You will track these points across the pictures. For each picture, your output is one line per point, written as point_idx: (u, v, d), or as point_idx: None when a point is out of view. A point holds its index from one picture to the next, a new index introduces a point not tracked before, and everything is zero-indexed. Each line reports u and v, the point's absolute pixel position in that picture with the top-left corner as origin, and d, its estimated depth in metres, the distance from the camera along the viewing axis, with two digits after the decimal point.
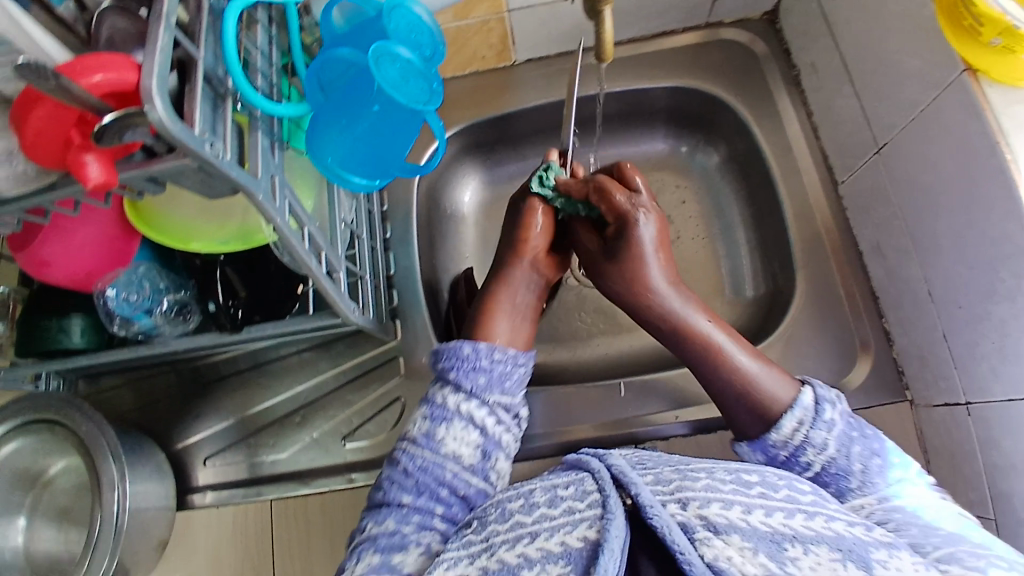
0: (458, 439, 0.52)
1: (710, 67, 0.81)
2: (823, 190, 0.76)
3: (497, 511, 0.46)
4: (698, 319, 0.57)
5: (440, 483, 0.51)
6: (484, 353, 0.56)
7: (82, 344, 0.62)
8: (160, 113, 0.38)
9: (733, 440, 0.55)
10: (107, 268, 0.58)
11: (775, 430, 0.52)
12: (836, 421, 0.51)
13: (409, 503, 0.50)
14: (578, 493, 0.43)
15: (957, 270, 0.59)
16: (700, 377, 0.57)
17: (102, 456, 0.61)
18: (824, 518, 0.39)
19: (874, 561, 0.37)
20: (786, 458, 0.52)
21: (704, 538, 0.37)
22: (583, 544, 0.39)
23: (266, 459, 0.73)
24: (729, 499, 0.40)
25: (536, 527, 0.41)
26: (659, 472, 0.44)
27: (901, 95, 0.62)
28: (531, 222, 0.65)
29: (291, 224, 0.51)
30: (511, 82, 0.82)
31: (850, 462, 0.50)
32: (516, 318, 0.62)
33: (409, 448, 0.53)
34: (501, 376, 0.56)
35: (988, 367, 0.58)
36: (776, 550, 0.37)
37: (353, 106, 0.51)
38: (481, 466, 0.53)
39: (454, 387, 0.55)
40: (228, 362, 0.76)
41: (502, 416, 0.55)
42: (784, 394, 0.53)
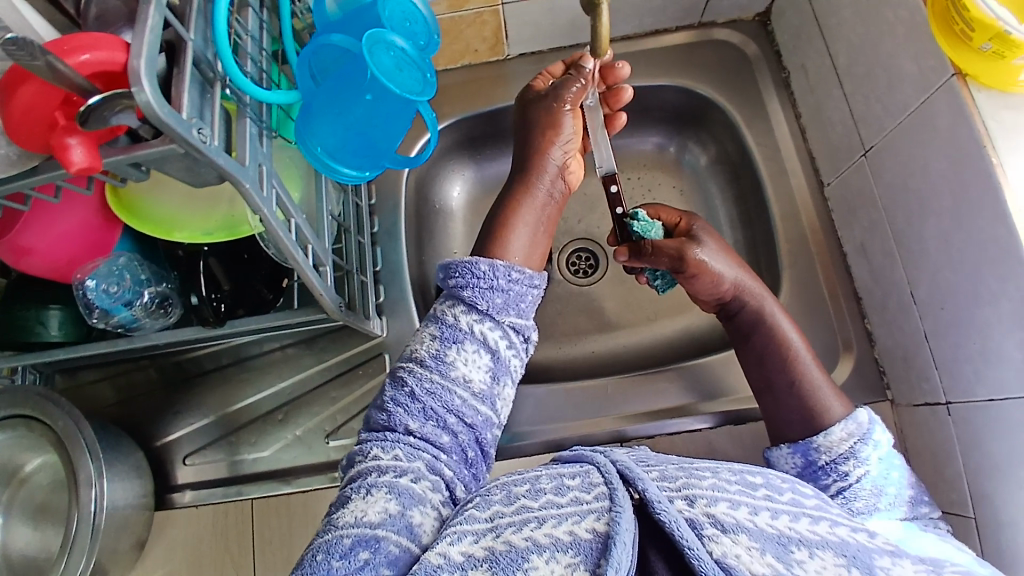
0: (469, 362, 0.51)
1: (701, 67, 0.80)
2: (810, 193, 0.76)
3: (502, 492, 0.45)
4: (784, 326, 0.63)
5: (449, 410, 0.50)
6: (502, 273, 0.53)
7: (60, 338, 0.60)
8: (148, 95, 0.37)
9: (770, 446, 0.59)
10: (87, 258, 0.56)
11: (824, 435, 0.56)
12: (881, 442, 0.56)
13: (417, 429, 0.49)
14: (584, 484, 0.42)
15: (942, 273, 0.59)
16: (764, 370, 0.62)
17: (78, 452, 0.59)
18: (829, 523, 0.39)
19: (878, 568, 0.36)
20: (824, 465, 0.56)
21: (712, 535, 0.37)
22: (592, 535, 0.38)
23: (247, 458, 0.72)
24: (736, 500, 0.39)
25: (543, 514, 0.41)
26: (664, 469, 0.43)
27: (891, 97, 0.62)
28: (560, 121, 0.61)
29: (278, 215, 0.50)
30: (503, 77, 0.80)
31: (884, 483, 0.54)
32: (540, 230, 0.60)
33: (416, 370, 0.51)
34: (519, 297, 0.54)
35: (972, 369, 0.58)
36: (782, 552, 0.36)
37: (348, 94, 0.50)
38: (489, 392, 0.52)
39: (467, 306, 0.52)
40: (209, 357, 0.74)
41: (514, 339, 0.53)
42: (838, 410, 0.58)
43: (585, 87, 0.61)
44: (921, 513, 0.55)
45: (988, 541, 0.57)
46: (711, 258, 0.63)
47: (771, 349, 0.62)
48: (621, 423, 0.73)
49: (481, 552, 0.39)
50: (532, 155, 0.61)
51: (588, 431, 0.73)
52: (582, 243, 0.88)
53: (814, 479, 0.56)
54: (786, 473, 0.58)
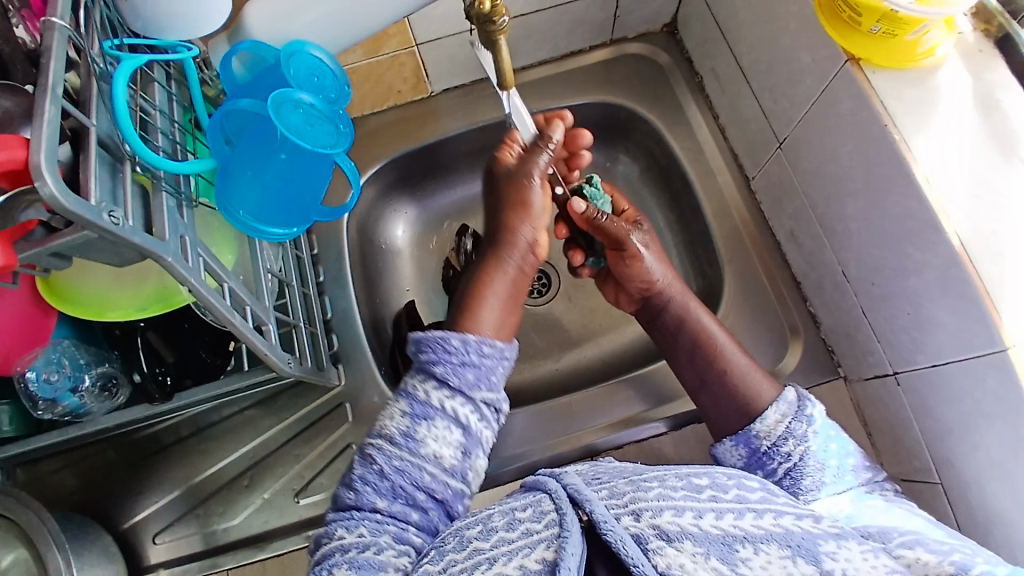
0: (439, 439, 0.52)
1: (617, 82, 0.82)
2: (738, 188, 0.78)
3: (456, 539, 0.45)
4: (709, 324, 0.65)
5: (417, 486, 0.51)
6: (473, 348, 0.55)
7: (12, 431, 0.60)
8: (51, 188, 0.37)
9: (715, 442, 0.60)
10: (24, 350, 0.56)
11: (760, 421, 0.57)
12: (816, 416, 0.57)
13: (384, 507, 0.51)
14: (535, 514, 0.43)
15: (868, 250, 0.61)
16: (696, 368, 0.64)
17: (45, 544, 0.58)
18: (773, 515, 0.40)
19: (824, 555, 0.38)
20: (766, 450, 0.57)
21: (657, 548, 0.38)
22: (541, 565, 0.39)
23: (220, 527, 0.71)
24: (681, 506, 0.40)
25: (494, 553, 0.41)
26: (614, 486, 0.43)
27: (794, 90, 0.64)
28: (529, 194, 0.64)
29: (208, 282, 0.50)
30: (428, 115, 0.82)
31: (825, 456, 0.55)
32: (508, 304, 0.62)
33: (385, 448, 0.52)
34: (489, 371, 0.55)
35: (910, 339, 0.59)
36: (727, 552, 0.38)
37: (262, 155, 0.50)
38: (460, 467, 0.53)
39: (437, 382, 0.54)
40: (167, 431, 0.74)
41: (485, 413, 0.54)
42: (772, 393, 0.60)
43: (549, 160, 0.65)
44: (870, 479, 0.57)
45: (957, 502, 0.58)
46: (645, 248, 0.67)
47: (699, 348, 0.65)
48: (590, 437, 0.73)
49: None
50: (501, 233, 0.64)
51: (556, 452, 0.73)
52: None
53: (761, 465, 0.57)
54: (734, 465, 0.59)
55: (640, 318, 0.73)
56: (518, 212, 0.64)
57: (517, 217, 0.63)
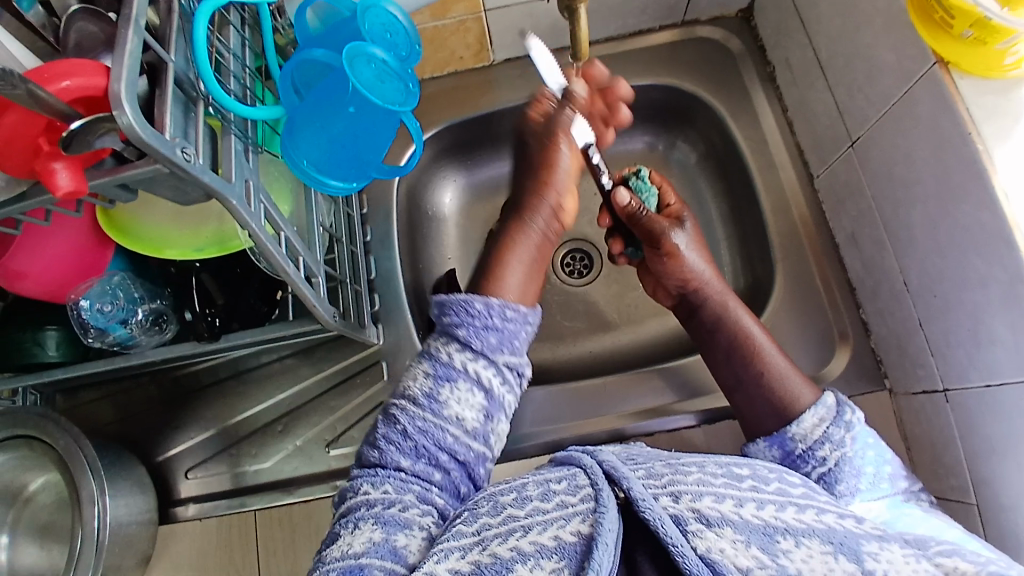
0: (462, 402, 0.51)
1: (685, 64, 0.80)
2: (799, 185, 0.76)
3: (489, 504, 0.45)
4: (753, 328, 0.65)
5: (440, 448, 0.50)
6: (496, 311, 0.54)
7: (58, 358, 0.61)
8: (129, 118, 0.37)
9: (747, 441, 0.58)
10: (80, 280, 0.57)
11: (797, 423, 0.56)
12: (855, 423, 0.55)
13: (408, 467, 0.50)
14: (570, 488, 0.43)
15: (931, 260, 0.59)
16: (733, 367, 0.64)
17: (81, 470, 0.60)
18: (815, 511, 0.40)
19: (866, 554, 0.37)
20: (801, 453, 0.55)
21: (697, 531, 0.37)
22: (576, 538, 0.39)
23: (250, 469, 0.72)
24: (721, 493, 0.40)
25: (529, 522, 0.41)
26: (650, 467, 0.43)
27: (873, 88, 0.62)
28: (557, 153, 0.60)
29: (267, 229, 0.51)
30: (489, 82, 0.81)
31: (862, 463, 0.53)
32: (532, 267, 0.62)
33: (408, 408, 0.51)
34: (512, 335, 0.54)
35: (965, 355, 0.58)
36: (768, 543, 0.37)
37: (330, 108, 0.50)
38: (483, 429, 0.52)
39: (461, 344, 0.53)
40: (207, 371, 0.75)
41: (508, 376, 0.53)
42: (810, 397, 0.59)
43: (575, 115, 0.60)
44: (906, 488, 0.56)
45: (992, 526, 0.57)
46: (685, 245, 0.68)
47: (739, 346, 0.64)
48: (620, 422, 0.73)
49: (467, 566, 0.40)
50: (528, 195, 0.63)
51: (587, 431, 0.73)
52: (576, 243, 0.88)
53: (794, 468, 0.55)
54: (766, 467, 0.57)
55: (679, 314, 0.72)
56: (542, 174, 0.61)
57: (544, 179, 0.61)
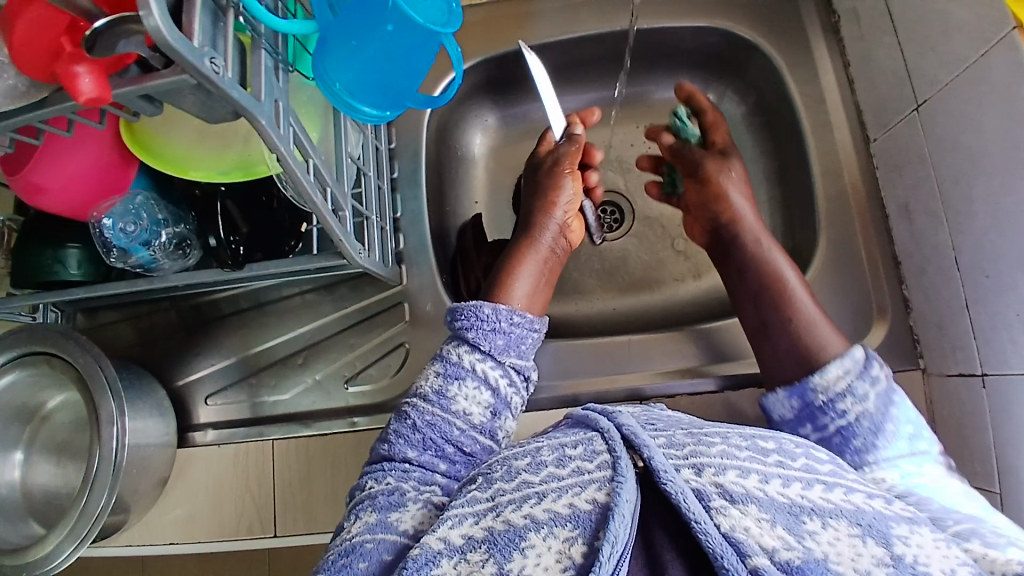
0: (469, 398, 0.55)
1: (744, 8, 0.75)
2: (853, 147, 0.72)
3: (502, 469, 0.44)
4: (787, 274, 0.64)
5: (446, 440, 0.53)
6: (504, 316, 0.58)
7: (80, 276, 0.60)
8: (157, 20, 0.34)
9: (767, 391, 0.59)
10: (101, 198, 0.55)
11: (820, 375, 0.56)
12: (881, 378, 0.55)
13: (414, 458, 0.52)
14: (587, 453, 0.42)
15: (988, 237, 0.56)
16: (761, 313, 0.64)
17: (100, 390, 0.59)
18: (843, 490, 0.38)
19: (895, 537, 0.36)
20: (821, 405, 0.55)
21: (719, 508, 0.36)
22: (592, 506, 0.38)
23: (268, 400, 0.72)
24: (745, 467, 0.38)
25: (543, 488, 0.40)
26: (671, 435, 0.42)
27: (953, 43, 0.57)
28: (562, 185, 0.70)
29: (296, 155, 0.48)
30: (532, 14, 0.76)
31: (883, 419, 0.53)
32: (541, 279, 0.67)
33: (419, 405, 0.54)
34: (519, 339, 0.59)
35: (1008, 338, 0.55)
36: (794, 523, 0.36)
37: (366, 26, 0.47)
38: (489, 425, 0.55)
39: (470, 346, 0.56)
40: (227, 301, 0.74)
41: (514, 378, 0.57)
42: (837, 345, 0.59)
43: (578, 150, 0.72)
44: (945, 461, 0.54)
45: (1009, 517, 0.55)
46: (728, 183, 0.70)
47: (767, 291, 0.64)
48: (641, 382, 0.71)
49: (480, 533, 0.40)
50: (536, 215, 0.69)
51: (606, 389, 0.71)
52: (607, 197, 0.85)
53: (812, 418, 0.56)
54: (782, 415, 0.58)
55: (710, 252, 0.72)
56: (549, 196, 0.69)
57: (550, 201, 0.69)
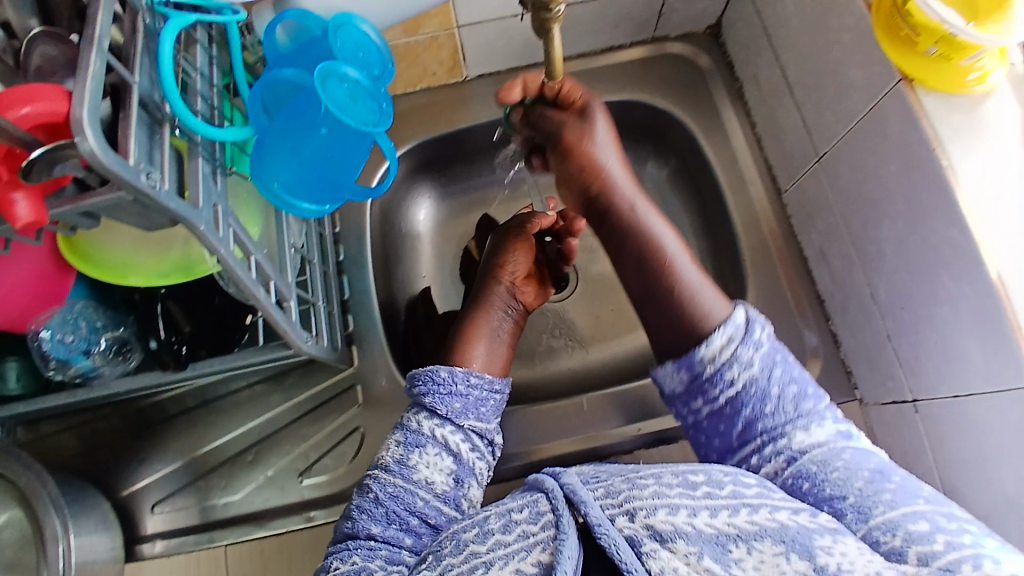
0: (430, 465, 0.55)
1: (657, 81, 0.82)
2: (769, 199, 0.78)
3: (451, 543, 0.45)
4: (665, 235, 0.61)
5: (411, 511, 0.53)
6: (460, 378, 0.59)
7: (18, 390, 0.59)
8: (92, 143, 0.35)
9: (655, 365, 0.57)
10: (40, 308, 0.54)
11: (706, 344, 0.53)
12: (764, 341, 0.53)
13: (379, 533, 0.52)
14: (533, 515, 0.42)
15: (898, 273, 0.61)
16: (642, 279, 0.60)
17: (43, 506, 0.57)
18: (768, 510, 0.39)
19: (818, 549, 0.38)
20: (708, 376, 0.53)
21: (651, 551, 0.38)
22: (536, 569, 0.39)
23: (219, 502, 0.70)
24: (675, 504, 0.40)
25: (490, 556, 0.41)
26: (609, 484, 0.43)
27: (843, 104, 0.63)
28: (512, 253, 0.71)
29: (237, 254, 0.49)
30: (463, 98, 0.81)
31: (769, 385, 0.52)
32: (496, 341, 0.66)
33: (380, 476, 0.55)
34: (477, 401, 0.59)
35: (933, 367, 0.59)
36: (720, 552, 0.37)
37: (302, 130, 0.49)
38: (453, 493, 0.55)
39: (429, 412, 0.57)
40: (173, 400, 0.73)
41: (477, 443, 0.58)
42: (723, 310, 0.56)
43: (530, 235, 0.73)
44: None
45: None
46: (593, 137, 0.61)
47: (646, 262, 0.60)
48: (600, 440, 0.72)
49: None
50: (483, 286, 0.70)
51: (567, 450, 0.72)
52: None
53: (702, 391, 0.54)
54: (673, 389, 0.56)
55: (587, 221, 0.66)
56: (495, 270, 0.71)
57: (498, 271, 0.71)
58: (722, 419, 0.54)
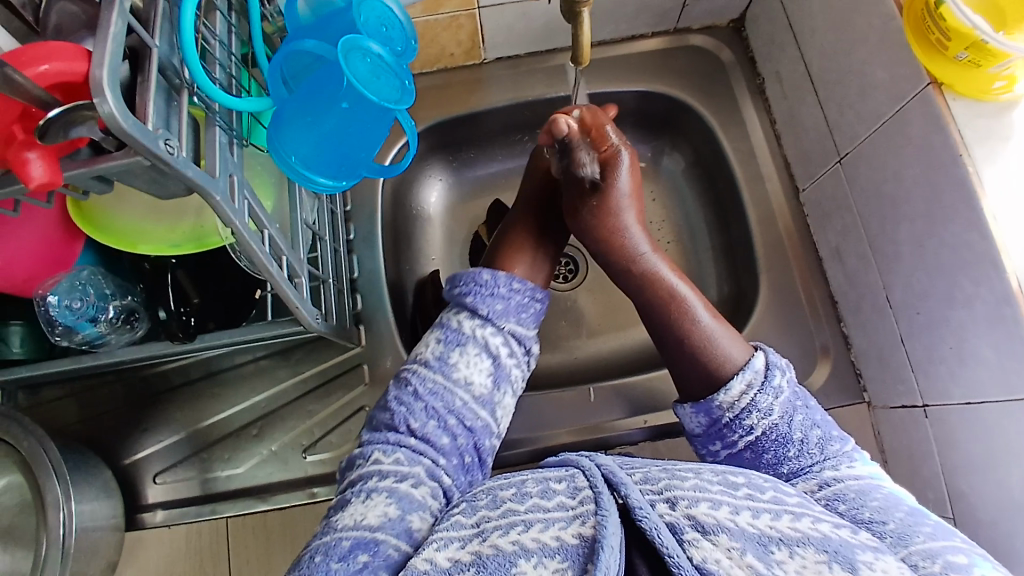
0: (470, 365, 0.55)
1: (677, 73, 0.81)
2: (785, 197, 0.77)
3: (488, 497, 0.45)
4: (680, 288, 0.61)
5: (450, 410, 0.54)
6: (502, 282, 0.58)
7: (21, 354, 0.58)
8: (111, 106, 0.35)
9: (677, 403, 0.59)
10: (47, 273, 0.53)
11: (724, 392, 0.55)
12: (783, 388, 0.54)
13: (418, 428, 0.52)
14: (570, 489, 0.42)
15: (915, 276, 0.60)
16: (656, 331, 0.62)
17: (44, 473, 0.56)
18: (810, 519, 0.38)
19: (860, 563, 0.36)
20: (728, 421, 0.55)
21: (692, 540, 0.36)
22: (578, 541, 0.38)
23: (221, 475, 0.69)
24: (717, 499, 0.39)
25: (529, 517, 0.41)
26: (647, 472, 0.43)
27: (866, 104, 0.62)
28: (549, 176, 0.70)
29: (251, 226, 0.48)
30: (481, 80, 0.80)
31: (791, 430, 0.53)
32: (535, 260, 0.65)
33: (420, 371, 0.55)
34: (519, 306, 0.59)
35: (947, 371, 0.59)
36: (763, 552, 0.36)
37: (323, 105, 0.48)
38: (489, 396, 0.56)
39: (470, 312, 0.57)
40: (177, 371, 0.72)
41: (515, 348, 0.57)
42: (740, 356, 0.57)
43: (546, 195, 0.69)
44: None
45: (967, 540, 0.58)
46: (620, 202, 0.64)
47: (661, 310, 0.61)
48: (603, 431, 0.72)
49: (468, 557, 0.39)
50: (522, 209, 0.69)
51: (572, 439, 0.72)
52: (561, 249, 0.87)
53: (721, 435, 0.56)
54: (693, 430, 0.58)
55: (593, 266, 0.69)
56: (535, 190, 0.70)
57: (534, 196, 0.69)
58: (742, 462, 0.55)
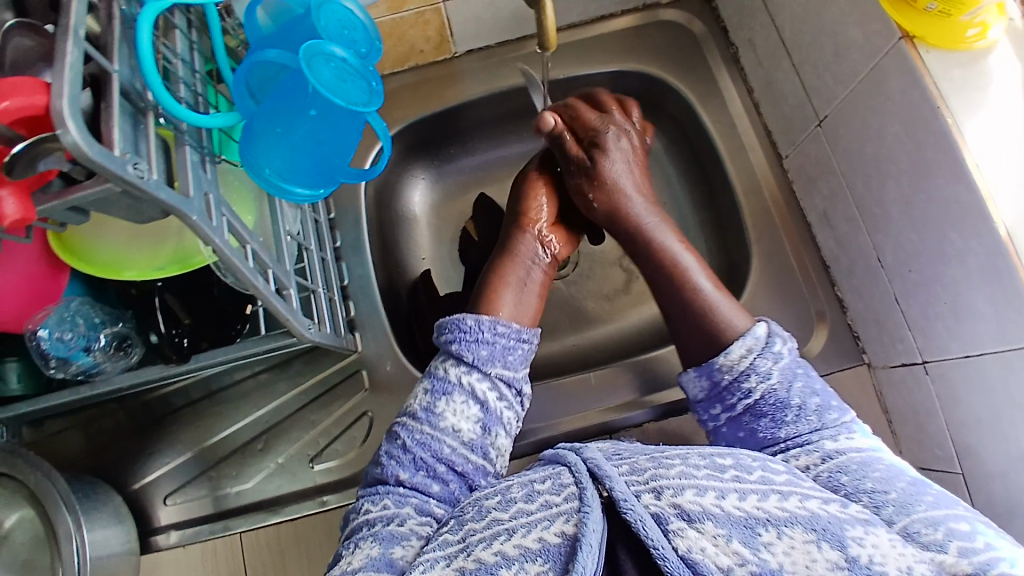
0: (457, 413, 0.55)
1: (650, 50, 0.80)
2: (769, 166, 0.76)
3: (473, 509, 0.45)
4: (686, 260, 0.62)
5: (438, 458, 0.53)
6: (486, 327, 0.58)
7: (20, 390, 0.59)
8: (74, 135, 0.35)
9: (681, 370, 0.59)
10: (35, 308, 0.54)
11: (724, 354, 0.55)
12: (783, 354, 0.54)
13: (407, 480, 0.53)
14: (555, 486, 0.43)
15: (905, 234, 0.60)
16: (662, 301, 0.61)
17: (54, 506, 0.57)
18: (799, 498, 0.40)
19: (850, 539, 0.38)
20: (727, 384, 0.55)
21: (677, 530, 0.38)
22: (561, 539, 0.39)
23: (231, 491, 0.70)
24: (703, 485, 0.40)
25: (513, 524, 0.41)
26: (634, 462, 0.44)
27: (840, 65, 0.62)
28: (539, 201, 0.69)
29: (231, 242, 0.48)
30: (453, 75, 0.79)
31: (788, 395, 0.53)
32: (525, 291, 0.64)
33: (409, 424, 0.55)
34: (504, 349, 0.58)
35: (943, 327, 0.58)
36: (749, 536, 0.38)
37: (291, 112, 0.48)
38: (480, 441, 0.55)
39: (456, 359, 0.56)
40: (177, 394, 0.73)
41: (503, 392, 0.57)
42: (742, 324, 0.57)
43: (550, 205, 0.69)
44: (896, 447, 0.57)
45: (977, 493, 0.58)
46: (616, 172, 0.66)
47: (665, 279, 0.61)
48: (607, 416, 0.72)
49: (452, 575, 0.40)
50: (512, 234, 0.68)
51: (576, 426, 0.72)
52: None
53: (721, 399, 0.55)
54: (694, 397, 0.57)
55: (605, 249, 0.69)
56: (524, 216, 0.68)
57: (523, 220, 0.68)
58: (741, 426, 0.54)
